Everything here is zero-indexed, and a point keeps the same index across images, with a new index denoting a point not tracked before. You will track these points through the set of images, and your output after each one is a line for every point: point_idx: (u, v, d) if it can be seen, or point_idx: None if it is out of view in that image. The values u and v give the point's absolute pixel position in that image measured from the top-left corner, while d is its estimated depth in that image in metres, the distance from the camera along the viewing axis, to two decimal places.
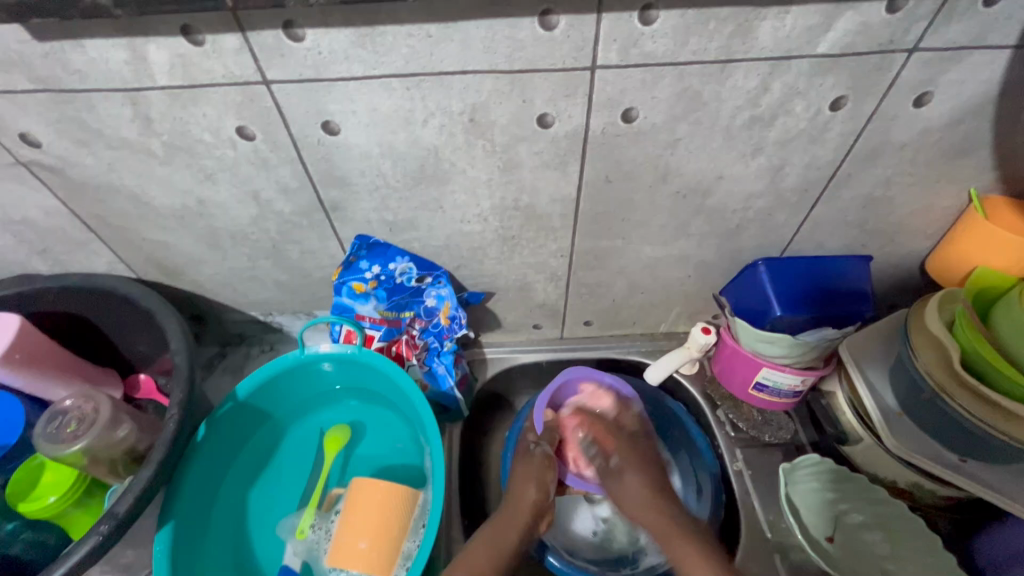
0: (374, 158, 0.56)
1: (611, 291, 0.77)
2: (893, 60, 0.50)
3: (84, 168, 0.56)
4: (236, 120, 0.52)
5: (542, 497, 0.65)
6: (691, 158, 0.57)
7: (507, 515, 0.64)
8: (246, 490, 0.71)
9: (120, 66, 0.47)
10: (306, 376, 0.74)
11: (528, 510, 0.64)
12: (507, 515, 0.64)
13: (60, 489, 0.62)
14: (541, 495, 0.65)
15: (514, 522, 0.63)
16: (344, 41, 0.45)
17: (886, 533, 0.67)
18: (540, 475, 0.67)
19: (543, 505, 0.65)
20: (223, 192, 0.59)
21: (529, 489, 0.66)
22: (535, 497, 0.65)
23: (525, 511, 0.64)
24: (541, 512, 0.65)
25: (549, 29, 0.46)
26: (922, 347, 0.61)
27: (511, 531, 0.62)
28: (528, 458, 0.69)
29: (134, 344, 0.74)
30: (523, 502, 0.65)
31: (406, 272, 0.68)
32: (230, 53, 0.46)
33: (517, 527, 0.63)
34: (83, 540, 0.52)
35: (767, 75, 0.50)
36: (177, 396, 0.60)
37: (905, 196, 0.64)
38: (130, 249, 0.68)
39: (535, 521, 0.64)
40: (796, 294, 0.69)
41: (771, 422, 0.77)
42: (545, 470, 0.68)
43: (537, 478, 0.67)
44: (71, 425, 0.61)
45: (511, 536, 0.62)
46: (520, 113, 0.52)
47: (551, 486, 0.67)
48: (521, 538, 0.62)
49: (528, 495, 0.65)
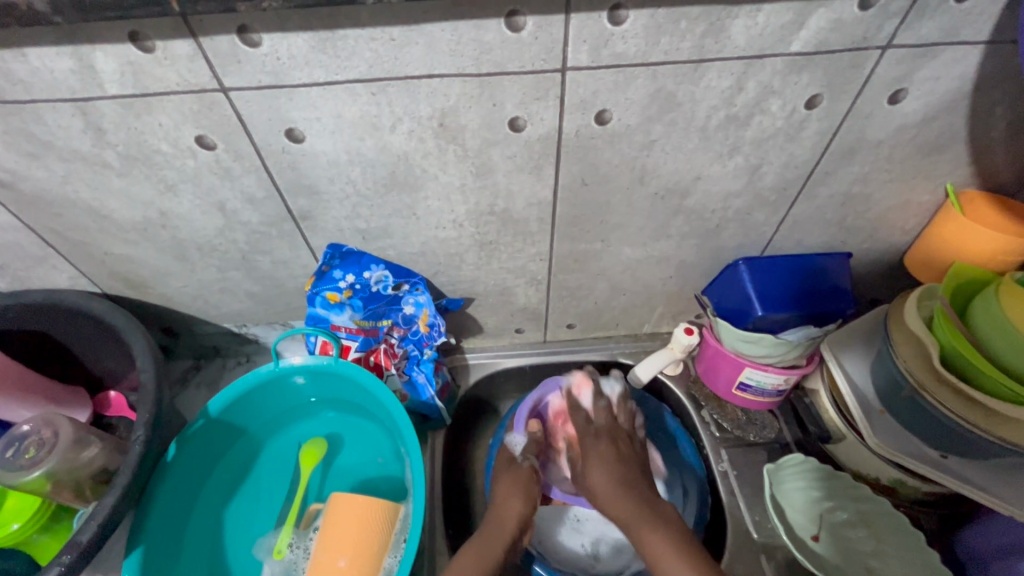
0: (342, 166, 0.54)
1: (593, 294, 0.76)
2: (867, 57, 0.49)
3: (37, 181, 0.54)
4: (194, 129, 0.49)
5: (528, 508, 0.64)
6: (668, 159, 0.56)
7: (492, 530, 0.61)
8: (222, 508, 0.69)
9: (67, 76, 0.45)
10: (280, 389, 0.72)
11: (514, 522, 0.62)
12: (493, 528, 0.61)
13: (24, 516, 0.61)
14: (525, 506, 0.64)
15: (500, 535, 0.60)
16: (302, 46, 0.44)
17: (869, 528, 0.67)
18: (528, 484, 0.66)
19: (529, 517, 0.63)
20: (186, 203, 0.57)
21: (514, 502, 0.64)
22: (523, 508, 0.63)
23: (511, 523, 0.61)
24: (525, 526, 0.63)
25: (517, 31, 0.44)
26: (902, 345, 0.61)
27: (499, 539, 0.60)
28: (515, 467, 0.68)
29: (100, 361, 0.71)
30: (508, 513, 0.62)
31: (381, 279, 0.67)
32: (183, 59, 0.44)
33: (504, 539, 0.60)
34: (45, 571, 0.50)
35: (741, 75, 0.49)
36: (143, 417, 0.58)
37: (882, 192, 0.63)
38: (92, 264, 0.65)
39: (519, 537, 0.61)
40: (777, 293, 0.68)
41: (756, 422, 0.77)
42: (528, 477, 0.67)
43: (524, 485, 0.66)
44: (30, 451, 0.59)
45: (499, 547, 0.59)
46: (490, 116, 0.50)
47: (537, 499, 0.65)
48: (507, 552, 0.59)
49: (515, 507, 0.63)
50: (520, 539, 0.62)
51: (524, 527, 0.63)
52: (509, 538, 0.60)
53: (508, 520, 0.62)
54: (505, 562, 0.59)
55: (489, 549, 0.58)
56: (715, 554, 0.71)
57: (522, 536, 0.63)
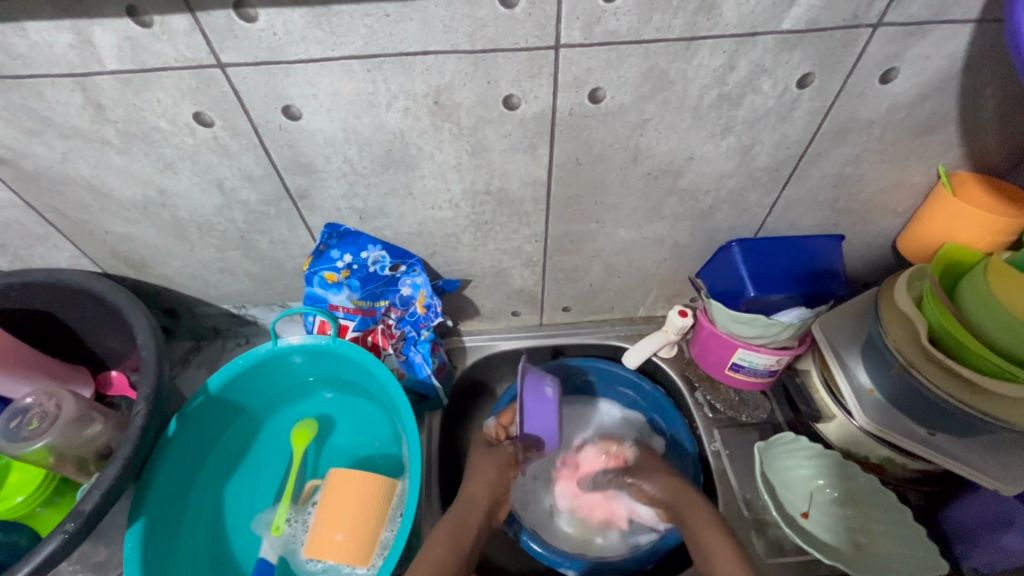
0: (339, 144, 0.54)
1: (589, 275, 0.76)
2: (858, 35, 0.50)
3: (38, 158, 0.54)
4: (192, 106, 0.50)
5: (500, 486, 0.66)
6: (661, 139, 0.57)
7: (465, 510, 0.63)
8: (223, 484, 0.70)
9: (66, 51, 0.45)
10: (278, 368, 0.73)
11: (487, 499, 0.64)
12: (464, 505, 0.63)
13: (27, 489, 0.62)
14: (502, 489, 0.66)
15: (474, 513, 0.63)
16: (298, 21, 0.44)
17: (857, 505, 0.68)
18: (504, 477, 0.66)
19: (501, 494, 0.66)
20: (184, 181, 0.58)
21: (488, 479, 0.65)
22: (491, 488, 0.65)
23: (484, 500, 0.64)
24: (497, 500, 0.66)
25: (510, 7, 0.45)
26: (892, 324, 0.62)
27: (474, 514, 0.62)
28: (494, 452, 0.68)
29: (102, 341, 0.72)
30: (480, 492, 0.64)
31: (378, 260, 0.67)
32: (181, 35, 0.45)
33: (477, 520, 0.62)
34: (49, 537, 0.50)
35: (733, 53, 0.50)
36: (144, 391, 0.59)
37: (874, 173, 0.64)
38: (93, 243, 0.66)
39: (492, 508, 0.65)
40: (769, 274, 0.69)
41: (747, 402, 0.78)
42: (507, 466, 0.67)
43: (497, 472, 0.66)
44: (33, 422, 0.60)
45: (476, 522, 0.62)
46: (485, 94, 0.51)
47: (510, 480, 0.67)
48: (482, 525, 0.63)
49: (484, 486, 0.65)
50: (495, 515, 0.66)
51: (499, 503, 0.66)
52: (483, 520, 0.63)
53: (479, 500, 0.64)
54: (480, 536, 0.62)
55: (461, 531, 0.61)
56: None
57: (498, 511, 0.66)
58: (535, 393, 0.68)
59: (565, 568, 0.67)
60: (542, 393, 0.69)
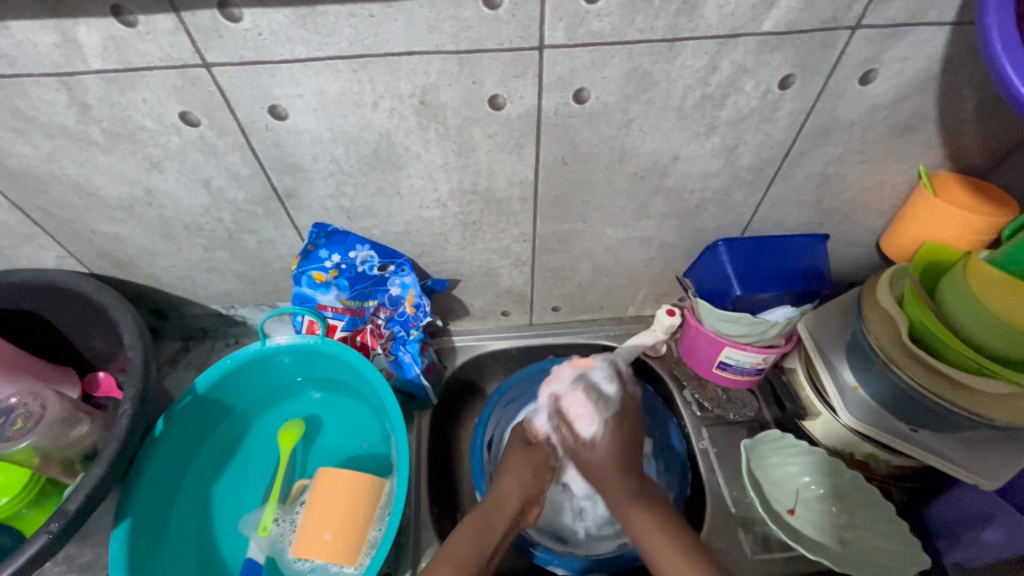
0: (326, 143, 0.55)
1: (577, 275, 0.77)
2: (837, 37, 0.50)
3: (23, 158, 0.54)
4: (178, 106, 0.50)
5: (534, 487, 0.64)
6: (646, 138, 0.58)
7: (493, 510, 0.62)
8: (210, 484, 0.70)
9: (50, 50, 0.45)
10: (267, 368, 0.73)
11: (517, 499, 0.63)
12: (491, 505, 0.62)
13: (13, 490, 0.61)
14: (534, 491, 0.64)
15: (501, 514, 0.62)
16: (283, 21, 0.44)
17: (842, 501, 0.69)
18: (535, 478, 0.65)
19: (533, 495, 0.64)
20: (171, 180, 0.58)
21: (521, 478, 0.64)
22: (524, 488, 0.64)
23: (513, 502, 0.63)
24: (529, 502, 0.64)
25: (494, 8, 0.45)
26: (874, 321, 0.62)
27: (502, 516, 0.61)
28: (531, 450, 0.66)
29: (89, 341, 0.72)
30: (510, 492, 0.63)
31: (367, 260, 0.68)
32: (165, 34, 0.45)
33: (505, 522, 0.61)
34: (34, 538, 0.50)
35: (715, 54, 0.50)
36: (131, 390, 0.59)
37: (856, 173, 0.65)
38: (80, 242, 0.66)
39: (523, 509, 0.63)
40: (755, 274, 0.69)
41: (735, 401, 0.79)
42: (543, 467, 0.66)
43: (532, 474, 0.65)
44: (18, 422, 0.60)
45: (502, 524, 0.61)
46: (471, 94, 0.51)
47: (545, 482, 0.65)
48: (509, 527, 0.62)
49: (516, 485, 0.64)
50: (525, 517, 0.64)
51: (530, 506, 0.64)
52: (510, 523, 0.62)
53: (509, 500, 0.62)
54: (505, 536, 0.61)
55: (489, 531, 0.60)
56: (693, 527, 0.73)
57: (527, 514, 0.64)
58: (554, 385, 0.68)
59: (557, 566, 0.67)
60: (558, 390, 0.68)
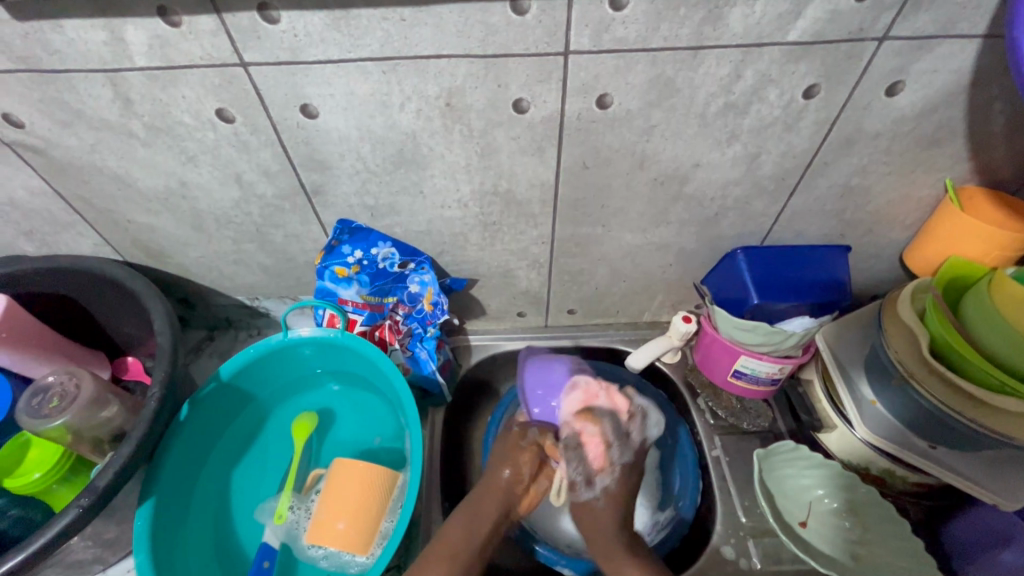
0: (353, 142, 0.56)
1: (594, 279, 0.77)
2: (864, 48, 0.50)
3: (68, 149, 0.57)
4: (215, 103, 0.52)
5: (517, 478, 0.65)
6: (667, 145, 0.58)
7: (478, 501, 0.64)
8: (229, 470, 0.73)
9: (99, 47, 0.48)
10: (287, 359, 0.75)
11: (500, 490, 0.64)
12: (475, 500, 0.64)
13: (45, 466, 0.64)
14: (516, 478, 0.65)
15: (485, 510, 0.63)
16: (318, 23, 0.46)
17: (857, 517, 0.68)
18: (513, 463, 0.65)
19: (514, 488, 0.65)
20: (205, 174, 0.60)
21: (502, 470, 0.65)
22: (506, 482, 0.65)
23: (492, 504, 0.63)
24: (511, 499, 0.65)
25: (522, 14, 0.46)
26: (894, 336, 0.62)
27: (489, 503, 0.64)
28: (509, 438, 0.67)
29: (120, 327, 0.75)
30: (495, 485, 0.65)
31: (388, 257, 0.69)
32: (207, 34, 0.47)
33: (495, 509, 0.63)
34: (65, 511, 0.52)
35: (739, 62, 0.51)
36: (159, 375, 0.61)
37: (882, 184, 0.64)
38: (116, 231, 0.68)
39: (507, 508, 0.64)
40: (772, 284, 0.69)
41: (749, 410, 0.78)
42: (519, 453, 0.65)
43: (512, 464, 0.65)
44: (54, 401, 0.62)
45: (487, 521, 0.63)
46: (496, 97, 0.52)
47: (527, 472, 0.65)
48: (498, 517, 0.63)
49: (500, 480, 0.65)
50: (514, 506, 0.65)
51: (519, 494, 0.65)
52: (501, 508, 0.64)
53: (492, 497, 0.64)
54: (493, 532, 0.63)
55: (478, 518, 0.62)
56: (702, 535, 0.73)
57: (519, 500, 0.65)
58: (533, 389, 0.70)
59: (563, 568, 0.67)
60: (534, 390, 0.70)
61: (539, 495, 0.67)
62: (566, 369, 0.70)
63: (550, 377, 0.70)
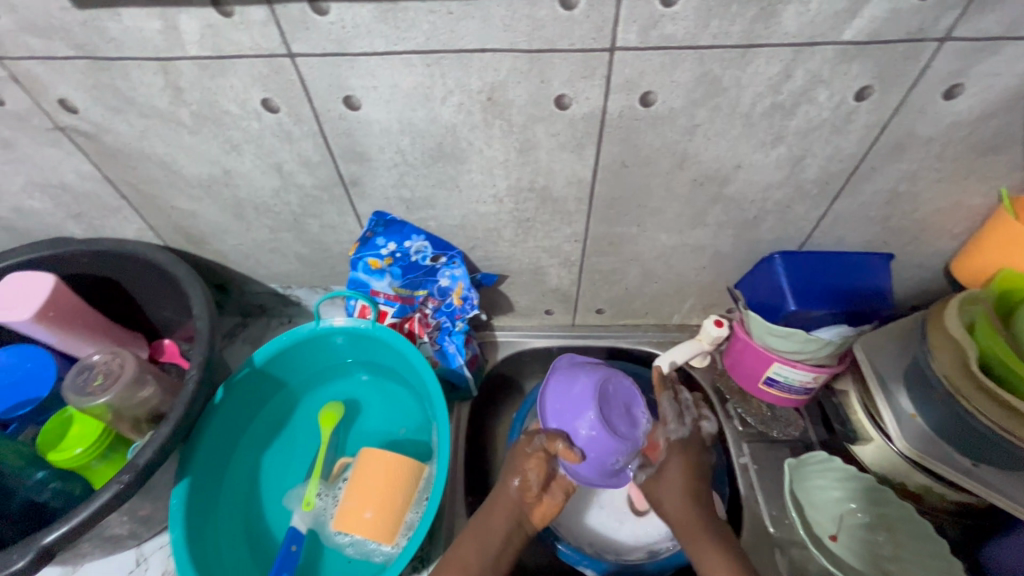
0: (393, 135, 0.57)
1: (626, 279, 0.77)
2: (923, 49, 0.48)
3: (118, 135, 0.59)
4: (262, 92, 0.53)
5: (525, 489, 0.63)
6: (710, 145, 0.57)
7: (488, 514, 0.63)
8: (259, 455, 0.74)
9: (154, 35, 0.49)
10: (320, 347, 0.76)
11: (508, 500, 0.63)
12: (486, 512, 0.63)
13: (86, 442, 0.65)
14: (525, 488, 0.63)
15: (492, 523, 0.62)
16: (366, 16, 0.46)
17: (890, 532, 0.66)
18: (519, 472, 0.63)
19: (524, 496, 0.63)
20: (248, 163, 0.61)
21: (509, 480, 0.64)
22: (512, 494, 0.63)
23: (501, 519, 0.62)
24: (519, 513, 0.63)
25: (569, 8, 0.46)
26: (939, 347, 0.59)
27: (497, 517, 0.62)
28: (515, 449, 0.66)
29: (160, 310, 0.77)
30: (502, 497, 0.63)
31: (420, 250, 0.69)
32: (257, 25, 0.47)
33: (504, 519, 0.62)
34: (106, 487, 0.54)
35: (790, 61, 0.49)
36: (198, 358, 0.63)
37: (931, 192, 0.62)
38: (159, 217, 0.70)
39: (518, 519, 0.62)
40: (810, 290, 0.67)
41: (780, 418, 0.77)
42: (525, 461, 0.63)
43: (519, 474, 0.63)
44: (98, 378, 0.64)
45: (497, 534, 0.61)
46: (538, 93, 0.52)
47: (534, 481, 0.63)
48: (508, 529, 0.62)
49: (506, 493, 0.63)
50: (526, 516, 0.63)
51: (531, 504, 0.64)
52: (511, 518, 0.62)
53: (502, 507, 0.63)
54: (507, 546, 0.61)
55: (487, 533, 0.61)
56: None
57: (531, 511, 0.64)
58: (553, 403, 0.66)
59: (585, 567, 0.67)
60: (554, 404, 0.66)
61: (554, 506, 0.65)
62: (592, 384, 0.65)
63: (573, 389, 0.66)
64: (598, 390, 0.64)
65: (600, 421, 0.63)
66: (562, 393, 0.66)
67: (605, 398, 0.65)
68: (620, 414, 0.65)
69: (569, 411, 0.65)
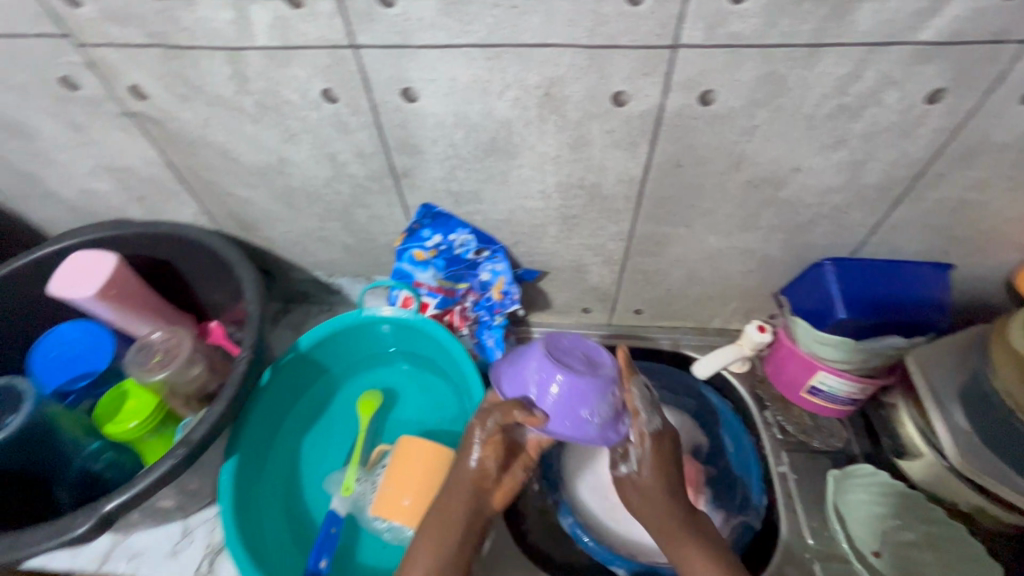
0: (448, 128, 0.57)
1: (668, 280, 0.76)
2: (1004, 51, 0.47)
3: (182, 122, 0.61)
4: (323, 83, 0.54)
5: (481, 473, 0.60)
6: (769, 146, 0.56)
7: (447, 501, 0.60)
8: (300, 436, 0.76)
9: (224, 25, 0.50)
10: (364, 335, 0.77)
11: (466, 484, 0.60)
12: (444, 498, 0.60)
13: (141, 416, 0.67)
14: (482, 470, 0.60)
15: (450, 511, 0.59)
16: (431, 8, 0.47)
17: (937, 552, 0.64)
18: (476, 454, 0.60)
19: (482, 481, 0.60)
20: (303, 152, 0.62)
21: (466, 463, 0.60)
22: (472, 479, 0.60)
23: (459, 509, 0.59)
24: (478, 500, 0.60)
25: (635, 4, 0.45)
26: (1003, 364, 0.58)
27: (456, 506, 0.59)
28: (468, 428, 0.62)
29: (210, 293, 0.79)
30: (460, 483, 0.60)
31: (465, 243, 0.70)
32: (325, 17, 0.48)
33: (462, 506, 0.59)
34: (162, 461, 0.56)
35: (860, 61, 0.48)
36: (248, 341, 0.65)
37: (999, 202, 0.60)
38: (214, 202, 0.72)
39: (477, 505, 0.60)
40: (862, 299, 0.65)
41: (822, 428, 0.75)
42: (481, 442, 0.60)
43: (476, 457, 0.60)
44: (157, 356, 0.68)
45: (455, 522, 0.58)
46: (597, 89, 0.52)
47: (489, 463, 0.60)
48: (467, 517, 0.59)
49: (464, 479, 0.60)
50: (485, 500, 0.60)
51: (491, 486, 0.61)
52: (469, 505, 0.59)
53: (461, 494, 0.60)
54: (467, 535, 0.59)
55: (444, 521, 0.58)
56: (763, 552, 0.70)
57: (490, 496, 0.61)
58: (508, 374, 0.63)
59: (615, 566, 0.66)
60: (508, 374, 0.62)
61: (513, 486, 0.62)
62: (538, 341, 0.62)
63: (520, 353, 0.63)
64: (544, 342, 0.62)
65: (550, 366, 0.59)
66: (512, 361, 0.63)
67: (556, 349, 0.61)
68: (574, 359, 0.60)
69: (519, 372, 0.61)
